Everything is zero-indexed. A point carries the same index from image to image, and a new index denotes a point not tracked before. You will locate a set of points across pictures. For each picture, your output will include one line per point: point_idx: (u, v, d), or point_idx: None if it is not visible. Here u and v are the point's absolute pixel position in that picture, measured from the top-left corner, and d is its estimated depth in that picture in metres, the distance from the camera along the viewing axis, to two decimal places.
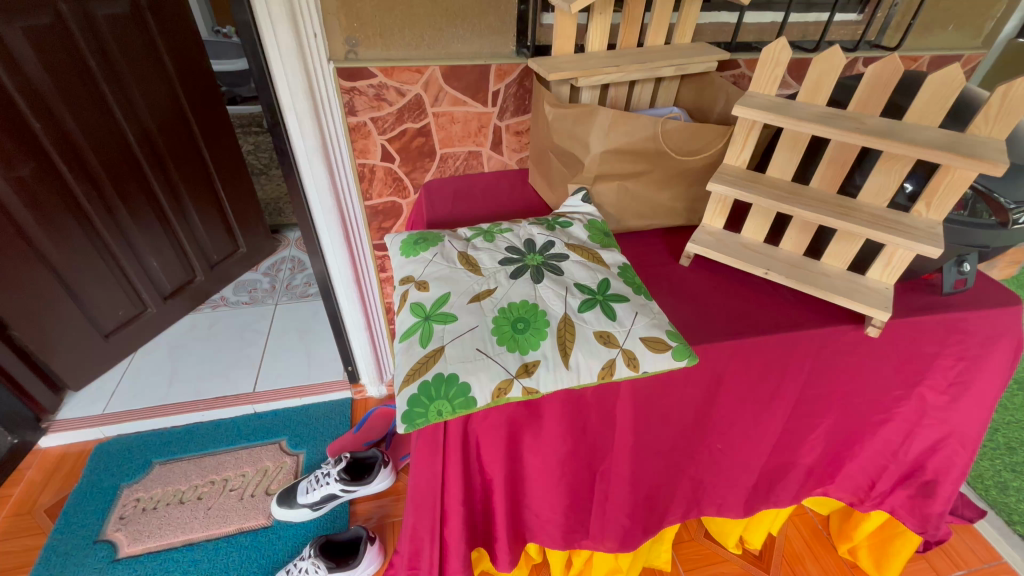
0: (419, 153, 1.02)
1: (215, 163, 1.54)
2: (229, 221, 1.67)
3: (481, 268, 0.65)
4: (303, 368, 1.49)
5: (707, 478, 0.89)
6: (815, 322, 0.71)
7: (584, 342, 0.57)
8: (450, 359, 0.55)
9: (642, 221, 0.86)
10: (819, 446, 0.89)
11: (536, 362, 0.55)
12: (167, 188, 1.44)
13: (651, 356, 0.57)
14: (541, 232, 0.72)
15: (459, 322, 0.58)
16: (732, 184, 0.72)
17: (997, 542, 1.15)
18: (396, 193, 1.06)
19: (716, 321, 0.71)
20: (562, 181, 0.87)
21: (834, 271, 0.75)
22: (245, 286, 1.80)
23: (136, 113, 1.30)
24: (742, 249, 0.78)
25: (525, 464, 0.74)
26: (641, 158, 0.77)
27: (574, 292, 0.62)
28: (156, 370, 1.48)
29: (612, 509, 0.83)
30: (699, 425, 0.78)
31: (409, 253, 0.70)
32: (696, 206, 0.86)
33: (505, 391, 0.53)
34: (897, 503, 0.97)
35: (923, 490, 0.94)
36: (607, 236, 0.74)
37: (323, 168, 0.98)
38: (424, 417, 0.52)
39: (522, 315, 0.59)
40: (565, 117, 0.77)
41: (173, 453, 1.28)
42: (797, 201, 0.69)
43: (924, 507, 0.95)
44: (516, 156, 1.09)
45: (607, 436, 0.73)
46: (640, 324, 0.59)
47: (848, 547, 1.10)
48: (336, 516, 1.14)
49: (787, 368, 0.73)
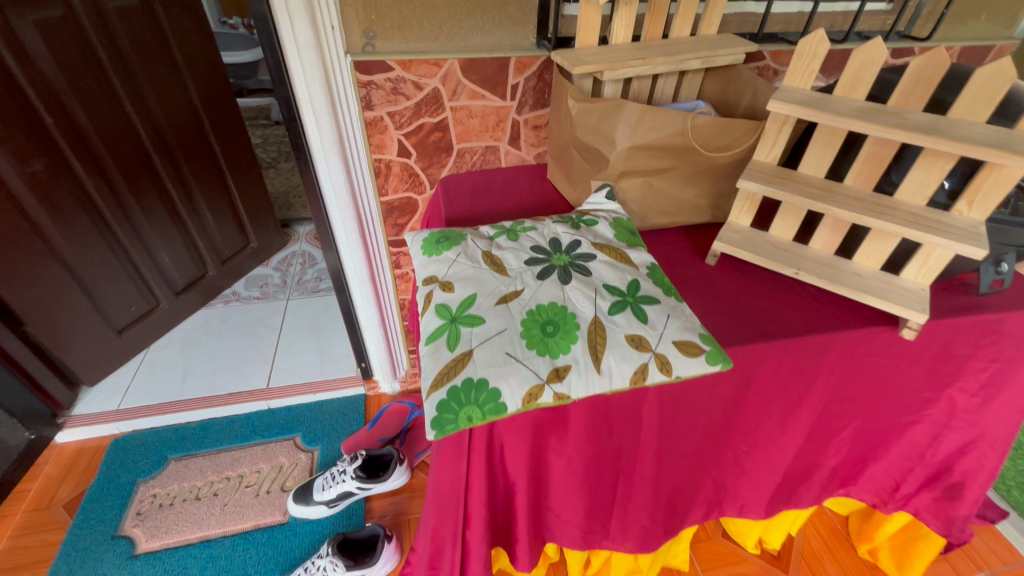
0: (436, 148, 1.00)
1: (226, 157, 1.53)
2: (240, 215, 1.66)
3: (507, 268, 0.64)
4: (316, 364, 1.49)
5: (729, 479, 0.88)
6: (849, 323, 0.69)
7: (615, 345, 0.56)
8: (479, 363, 0.53)
9: (665, 218, 0.84)
10: (844, 447, 0.87)
11: (566, 367, 0.54)
12: (179, 183, 1.43)
13: (684, 361, 0.56)
14: (566, 230, 0.70)
15: (487, 325, 0.57)
16: (763, 182, 0.70)
17: (1018, 543, 1.13)
18: (412, 188, 1.05)
19: (746, 323, 0.69)
20: (584, 178, 0.85)
21: (866, 271, 0.73)
22: (257, 281, 1.80)
23: (147, 107, 1.29)
24: (770, 248, 0.77)
25: (548, 466, 0.73)
26: (668, 154, 0.75)
27: (604, 294, 0.60)
28: (170, 365, 1.48)
29: (633, 510, 0.82)
30: (725, 428, 0.77)
31: (432, 253, 0.69)
32: (721, 203, 0.84)
33: (536, 396, 0.52)
34: (922, 505, 0.96)
35: (949, 493, 0.92)
36: (633, 234, 0.72)
37: (339, 164, 0.96)
38: (454, 422, 0.50)
39: (551, 318, 0.57)
40: (590, 112, 0.76)
41: (188, 448, 1.28)
42: (832, 199, 0.67)
43: (949, 509, 0.94)
44: (534, 151, 1.07)
45: (631, 439, 0.72)
46: (673, 327, 0.58)
47: (868, 547, 1.09)
48: (352, 513, 1.14)
49: (818, 371, 0.72)
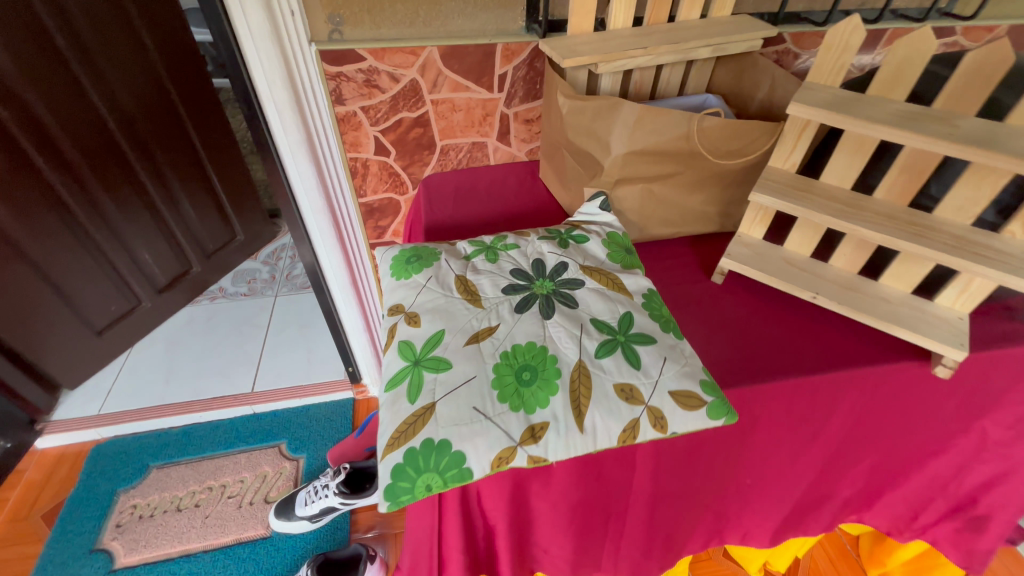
0: (416, 145, 0.91)
1: (205, 147, 1.45)
2: (224, 207, 1.59)
3: (481, 297, 0.56)
4: (303, 366, 1.43)
5: (733, 512, 0.81)
6: (873, 356, 0.61)
7: (602, 398, 0.48)
8: (441, 420, 0.46)
9: (668, 228, 0.75)
10: (859, 479, 0.80)
11: (543, 425, 0.46)
12: (155, 175, 1.36)
13: (681, 415, 0.48)
14: (552, 249, 0.62)
15: (454, 372, 0.49)
16: (780, 195, 0.61)
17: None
18: (393, 188, 0.96)
19: (754, 356, 0.61)
20: (577, 183, 0.76)
21: (895, 295, 0.64)
22: (244, 276, 1.73)
23: (114, 96, 1.21)
24: (785, 266, 0.68)
25: (532, 508, 0.66)
26: (671, 159, 0.66)
27: (591, 332, 0.52)
28: (152, 367, 1.43)
29: (627, 544, 0.76)
30: (729, 464, 0.69)
31: (400, 275, 0.61)
32: (731, 210, 0.75)
33: (507, 460, 0.45)
34: (941, 536, 0.89)
35: (972, 525, 0.85)
36: (629, 252, 0.64)
37: (309, 165, 0.87)
38: (410, 493, 0.44)
39: (528, 363, 0.50)
40: (583, 111, 0.67)
41: (170, 456, 1.24)
42: (859, 216, 0.58)
43: (971, 541, 0.87)
44: (526, 148, 0.97)
45: (623, 480, 0.65)
46: (670, 374, 0.50)
47: (879, 572, 1.03)
48: (337, 528, 1.09)
49: (836, 408, 0.63)
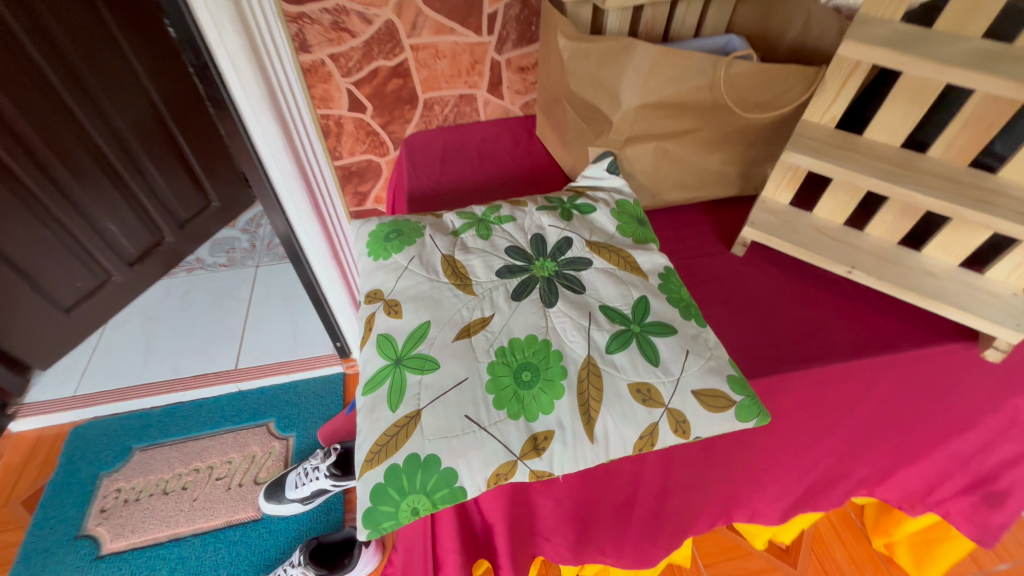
0: (396, 99, 0.81)
1: (166, 105, 1.33)
2: (195, 171, 1.47)
3: (472, 282, 0.48)
4: (289, 342, 1.36)
5: (743, 495, 0.75)
6: (913, 338, 0.54)
7: (615, 400, 0.41)
8: (428, 432, 0.39)
9: (684, 192, 0.66)
10: (879, 458, 0.76)
11: (547, 435, 0.40)
12: (113, 139, 1.24)
13: (707, 418, 0.42)
14: (553, 222, 0.54)
15: (442, 374, 0.42)
16: (819, 154, 0.52)
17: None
18: (371, 149, 0.87)
19: (780, 341, 0.55)
20: (581, 142, 0.66)
21: (940, 267, 0.56)
22: (223, 245, 1.63)
23: (56, 48, 1.07)
24: (815, 235, 0.60)
25: (533, 502, 0.61)
26: (690, 111, 0.57)
27: (601, 321, 0.45)
28: (129, 345, 1.36)
29: (633, 529, 0.71)
30: (749, 453, 0.63)
31: (378, 255, 0.52)
32: (754, 171, 0.66)
33: (505, 476, 0.39)
34: (955, 510, 0.85)
35: (989, 501, 0.81)
36: (641, 223, 0.55)
37: (275, 126, 0.75)
38: (393, 519, 0.38)
39: (528, 361, 0.42)
40: (587, 57, 0.57)
41: (153, 437, 1.18)
42: (913, 177, 0.50)
43: (986, 516, 0.83)
44: (520, 100, 0.87)
45: (630, 474, 0.59)
46: (692, 370, 0.43)
47: (884, 542, 1.01)
48: (331, 508, 1.05)
49: (868, 394, 0.58)
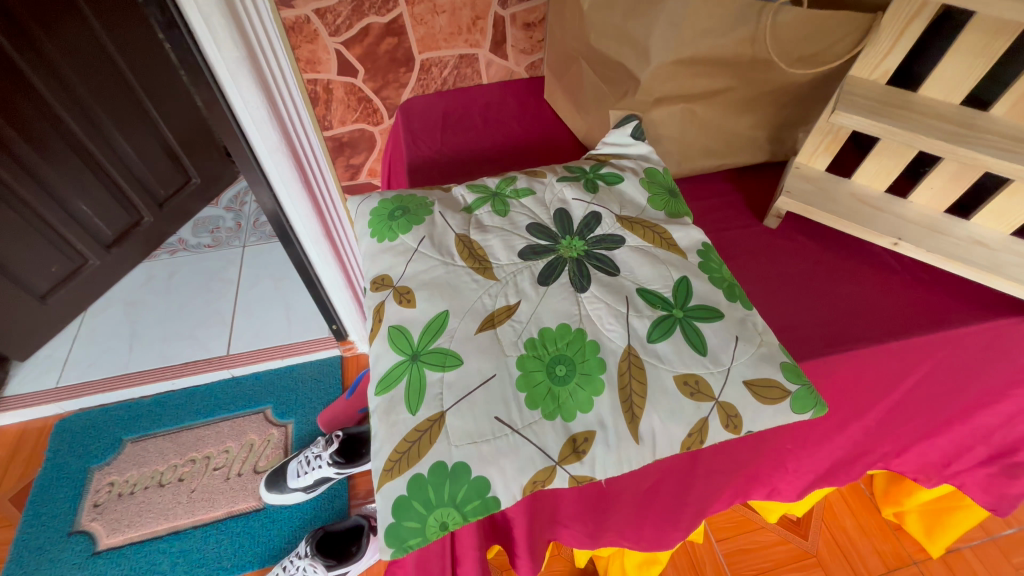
0: (390, 61, 0.75)
1: (135, 73, 1.23)
2: (172, 146, 1.38)
3: (493, 265, 0.43)
4: (282, 325, 1.31)
5: (764, 474, 0.67)
6: (963, 314, 0.51)
7: (660, 395, 0.37)
8: (454, 437, 0.35)
9: (711, 160, 0.61)
10: (904, 433, 0.69)
11: (587, 436, 0.36)
12: (79, 112, 1.14)
13: (760, 411, 0.38)
14: (577, 194, 0.48)
15: (466, 371, 0.37)
16: (873, 114, 0.46)
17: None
18: (364, 117, 0.81)
19: (822, 320, 0.51)
20: (599, 106, 0.60)
21: (990, 238, 0.50)
22: (206, 224, 1.55)
23: (8, 9, 0.96)
24: (856, 204, 0.54)
25: (560, 492, 0.50)
26: (726, 68, 0.52)
27: (640, 307, 0.40)
28: (113, 332, 1.30)
29: (655, 511, 0.62)
30: (791, 437, 0.57)
31: (383, 236, 0.47)
32: (786, 135, 0.61)
33: (543, 483, 0.35)
34: (970, 480, 0.77)
35: (1008, 471, 0.73)
36: (673, 194, 0.50)
37: (257, 92, 0.67)
38: (420, 535, 0.34)
39: (562, 353, 0.38)
40: (612, 7, 0.51)
41: (145, 428, 1.13)
42: (978, 138, 0.44)
43: (1004, 486, 0.74)
44: (526, 61, 0.80)
45: (664, 469, 0.50)
46: (743, 359, 0.39)
47: (894, 511, 0.95)
48: (335, 495, 1.02)
49: (911, 373, 0.54)
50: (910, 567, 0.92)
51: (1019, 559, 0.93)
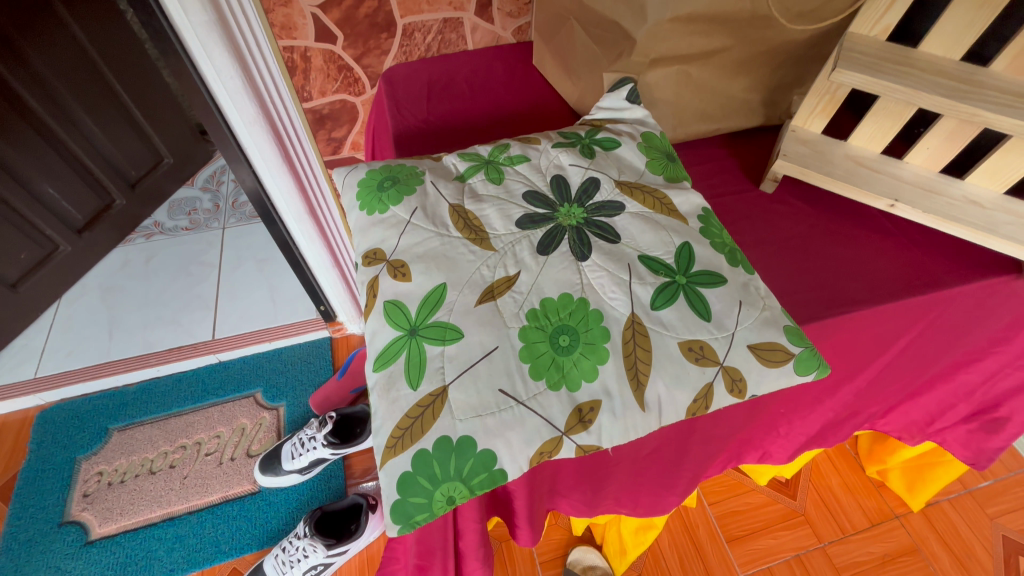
0: (370, 26, 0.71)
1: (93, 44, 1.15)
2: (141, 124, 1.32)
3: (490, 236, 0.41)
4: (268, 308, 1.28)
5: (757, 439, 0.68)
6: (956, 274, 0.51)
7: (665, 362, 0.37)
8: (458, 411, 0.35)
9: (706, 124, 0.60)
10: (893, 395, 0.70)
11: (592, 406, 0.36)
12: (39, 89, 1.07)
13: (764, 375, 0.38)
14: (574, 160, 0.47)
15: (468, 344, 0.36)
16: (873, 72, 0.45)
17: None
18: (345, 87, 0.77)
19: (820, 284, 0.51)
20: (592, 70, 0.58)
21: (984, 197, 0.50)
22: (182, 206, 1.50)
23: None
24: (852, 166, 0.53)
25: (558, 463, 0.50)
26: (724, 25, 0.50)
27: (642, 274, 0.40)
28: (91, 320, 1.26)
29: (653, 478, 0.62)
30: (785, 402, 0.58)
31: (372, 208, 0.45)
32: (781, 98, 0.60)
33: (549, 454, 0.35)
34: (951, 437, 0.78)
35: (988, 426, 0.74)
36: (671, 159, 0.49)
37: (229, 60, 0.63)
38: (427, 511, 0.33)
39: (565, 323, 0.37)
40: None
41: (131, 417, 1.11)
42: (979, 94, 0.43)
43: (984, 441, 0.76)
44: (513, 25, 0.78)
45: (662, 435, 0.50)
46: (747, 324, 0.39)
47: (877, 469, 0.98)
48: (331, 475, 1.02)
49: (905, 334, 0.55)
50: (893, 521, 0.96)
51: (994, 509, 0.97)
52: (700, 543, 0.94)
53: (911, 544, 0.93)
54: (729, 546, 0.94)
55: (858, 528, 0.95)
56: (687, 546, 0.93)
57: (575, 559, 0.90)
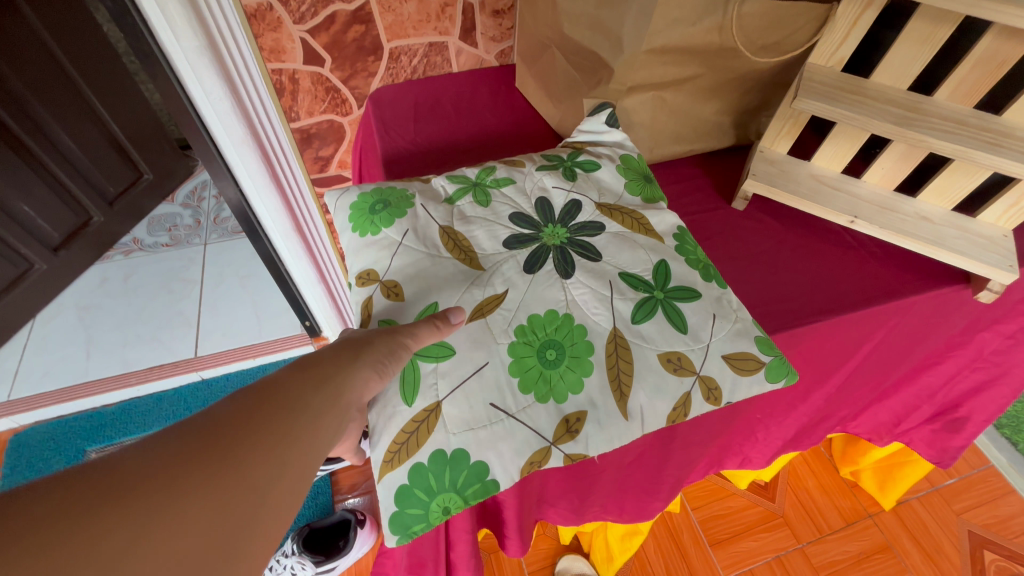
0: (358, 49, 0.74)
1: (71, 61, 1.14)
2: (121, 141, 1.31)
3: (479, 256, 0.44)
4: (252, 324, 1.27)
5: (736, 444, 0.71)
6: (913, 285, 0.55)
7: (646, 373, 0.39)
8: (452, 425, 0.36)
9: (679, 146, 0.64)
10: (863, 399, 0.73)
11: (579, 416, 0.38)
12: (16, 109, 1.06)
13: (737, 384, 0.41)
14: (557, 182, 0.50)
15: (460, 360, 0.38)
16: (829, 100, 0.49)
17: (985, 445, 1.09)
18: (332, 108, 0.79)
19: (789, 296, 0.54)
20: (573, 95, 0.61)
21: (935, 214, 0.54)
22: (163, 222, 1.49)
23: None
24: (815, 185, 0.57)
25: (543, 474, 0.52)
26: (695, 55, 0.53)
27: (623, 290, 0.42)
28: (67, 339, 1.23)
29: (636, 485, 0.64)
30: (760, 408, 0.61)
31: (365, 230, 0.46)
32: (749, 120, 0.64)
33: (539, 463, 0.37)
34: (917, 437, 0.82)
35: (950, 426, 0.78)
36: (647, 180, 0.52)
37: (219, 83, 0.64)
38: (423, 521, 0.35)
39: (551, 338, 0.40)
40: None
41: (109, 437, 1.08)
42: (925, 121, 0.47)
43: (946, 440, 0.80)
44: (496, 48, 0.81)
45: (645, 442, 0.53)
46: (721, 334, 0.42)
47: (851, 469, 1.02)
48: (318, 492, 1.01)
49: (868, 341, 0.58)
50: (866, 519, 1.00)
51: (959, 505, 1.02)
52: (685, 548, 0.96)
53: (884, 542, 0.97)
54: (713, 549, 0.96)
55: (834, 527, 0.99)
56: (672, 551, 0.96)
57: (563, 568, 0.91)
